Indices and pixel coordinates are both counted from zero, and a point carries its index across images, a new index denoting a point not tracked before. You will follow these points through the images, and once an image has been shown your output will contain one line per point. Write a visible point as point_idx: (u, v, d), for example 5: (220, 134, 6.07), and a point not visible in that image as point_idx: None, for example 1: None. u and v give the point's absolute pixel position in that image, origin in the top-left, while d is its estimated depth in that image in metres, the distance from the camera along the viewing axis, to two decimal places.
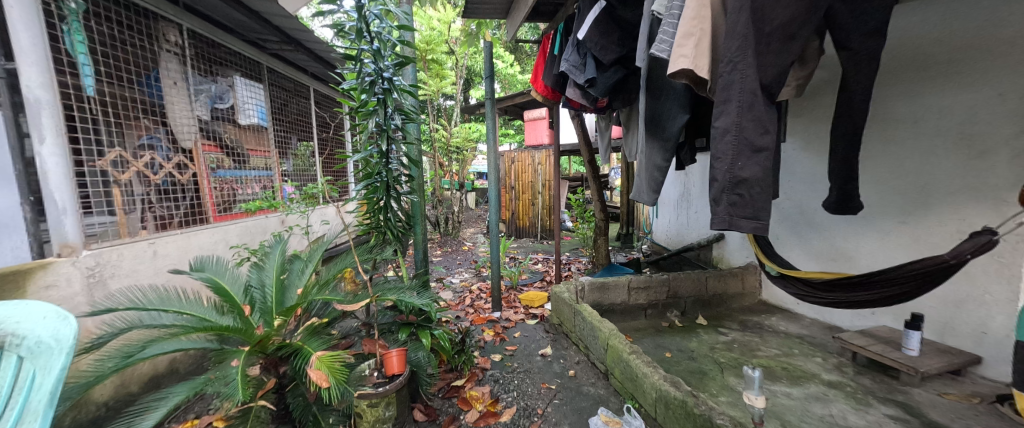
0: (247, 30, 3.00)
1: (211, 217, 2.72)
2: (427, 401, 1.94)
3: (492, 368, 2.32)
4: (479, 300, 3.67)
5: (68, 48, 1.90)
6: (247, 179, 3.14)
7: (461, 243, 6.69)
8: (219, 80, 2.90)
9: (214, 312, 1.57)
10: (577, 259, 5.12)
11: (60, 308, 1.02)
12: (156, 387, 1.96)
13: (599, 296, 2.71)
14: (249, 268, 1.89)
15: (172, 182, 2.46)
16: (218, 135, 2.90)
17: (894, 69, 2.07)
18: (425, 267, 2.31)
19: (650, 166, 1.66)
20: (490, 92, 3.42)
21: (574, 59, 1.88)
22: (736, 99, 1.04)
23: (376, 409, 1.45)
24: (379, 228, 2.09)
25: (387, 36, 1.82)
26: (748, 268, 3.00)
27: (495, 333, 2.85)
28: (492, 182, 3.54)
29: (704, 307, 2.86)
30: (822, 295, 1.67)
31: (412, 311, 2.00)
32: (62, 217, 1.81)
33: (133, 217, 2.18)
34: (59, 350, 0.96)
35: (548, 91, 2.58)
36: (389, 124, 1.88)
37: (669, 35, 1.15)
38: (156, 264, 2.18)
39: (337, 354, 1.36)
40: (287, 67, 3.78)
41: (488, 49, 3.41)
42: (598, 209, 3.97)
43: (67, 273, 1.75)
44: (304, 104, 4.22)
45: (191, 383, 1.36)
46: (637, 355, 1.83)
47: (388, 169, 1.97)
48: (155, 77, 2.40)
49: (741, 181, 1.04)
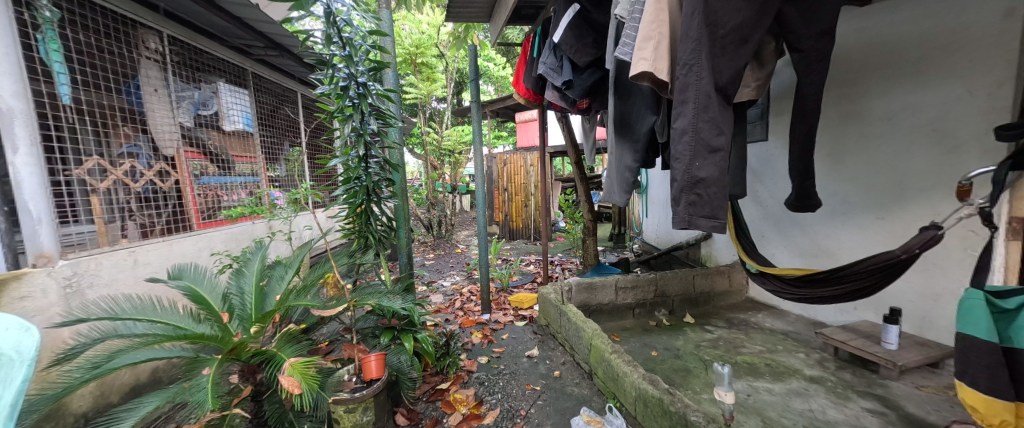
0: (230, 36, 3.01)
1: (194, 224, 2.71)
2: (410, 405, 1.95)
3: (478, 371, 2.33)
4: (469, 303, 3.68)
5: (43, 57, 1.90)
6: (232, 185, 3.13)
7: (454, 246, 6.69)
8: (203, 87, 2.90)
9: (190, 320, 1.56)
10: (569, 260, 5.15)
11: (22, 319, 1.02)
12: (137, 396, 1.94)
13: (587, 296, 2.73)
14: (229, 275, 1.89)
15: (154, 189, 2.45)
16: (202, 142, 2.90)
17: (867, 68, 2.11)
18: (410, 271, 2.33)
19: (622, 166, 1.66)
20: (476, 94, 3.42)
21: (551, 62, 1.91)
22: (692, 100, 1.07)
23: (353, 415, 1.44)
24: (361, 234, 2.09)
25: (360, 41, 1.82)
26: (735, 266, 3.03)
27: (483, 335, 2.86)
28: (480, 185, 3.53)
29: (691, 306, 2.88)
30: (794, 291, 1.70)
31: (395, 315, 2.02)
32: (37, 228, 1.80)
33: (114, 225, 2.16)
34: (20, 362, 0.97)
35: (529, 93, 2.60)
36: (366, 128, 1.89)
37: (631, 38, 1.17)
38: (136, 272, 2.16)
39: (311, 361, 1.35)
40: (273, 72, 3.78)
41: (472, 51, 3.42)
42: (587, 210, 4.00)
43: (43, 283, 1.74)
44: (292, 110, 4.24)
45: (164, 393, 1.36)
46: (619, 355, 1.85)
47: (368, 173, 1.98)
48: (135, 85, 2.40)
49: (699, 180, 1.06)
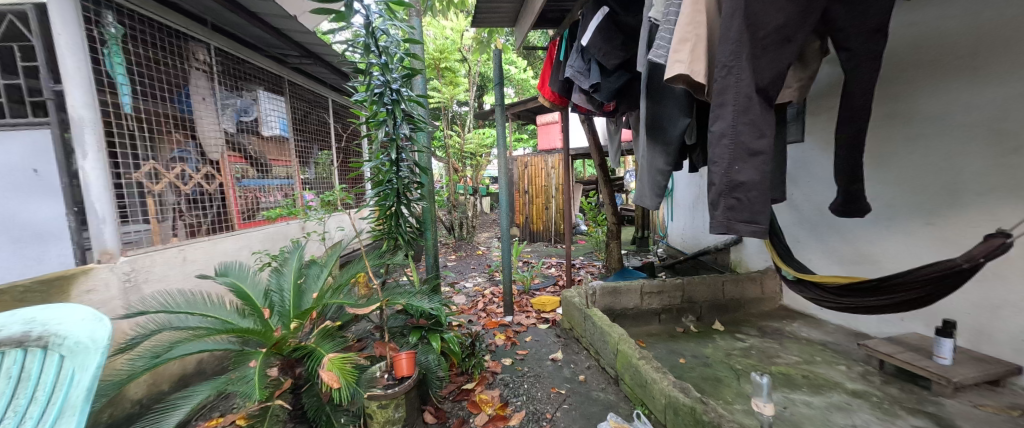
0: (269, 46, 3.18)
1: (236, 224, 2.88)
2: (438, 403, 1.99)
3: (503, 372, 2.35)
4: (491, 304, 3.71)
5: (109, 70, 2.06)
6: (269, 188, 3.31)
7: (475, 248, 6.75)
8: (244, 95, 3.09)
9: (235, 315, 1.66)
10: (590, 263, 5.11)
11: (95, 311, 1.14)
12: (185, 385, 2.07)
13: (611, 301, 2.70)
14: (270, 272, 1.99)
15: (202, 191, 2.62)
16: (243, 147, 3.08)
17: (915, 66, 1.99)
18: (436, 272, 2.39)
19: (653, 169, 1.62)
20: (500, 97, 3.46)
21: (579, 65, 1.92)
22: (731, 102, 1.04)
23: (386, 410, 1.48)
24: (390, 235, 2.16)
25: (395, 49, 1.88)
26: (767, 273, 2.91)
27: (507, 337, 2.88)
28: (503, 187, 3.56)
29: (720, 312, 2.80)
30: (835, 300, 1.63)
31: (423, 315, 2.07)
32: (102, 226, 1.95)
33: (165, 225, 2.32)
34: (95, 348, 1.07)
35: (555, 97, 2.62)
36: (398, 133, 1.95)
37: (666, 41, 1.15)
38: (185, 269, 2.31)
39: (348, 356, 1.40)
40: (307, 80, 3.98)
41: (497, 56, 3.47)
42: (610, 213, 3.96)
43: (105, 278, 1.88)
44: (323, 115, 4.42)
45: (214, 382, 1.45)
46: (647, 361, 1.82)
47: (399, 176, 2.04)
48: (186, 94, 2.58)
49: (738, 184, 1.03)
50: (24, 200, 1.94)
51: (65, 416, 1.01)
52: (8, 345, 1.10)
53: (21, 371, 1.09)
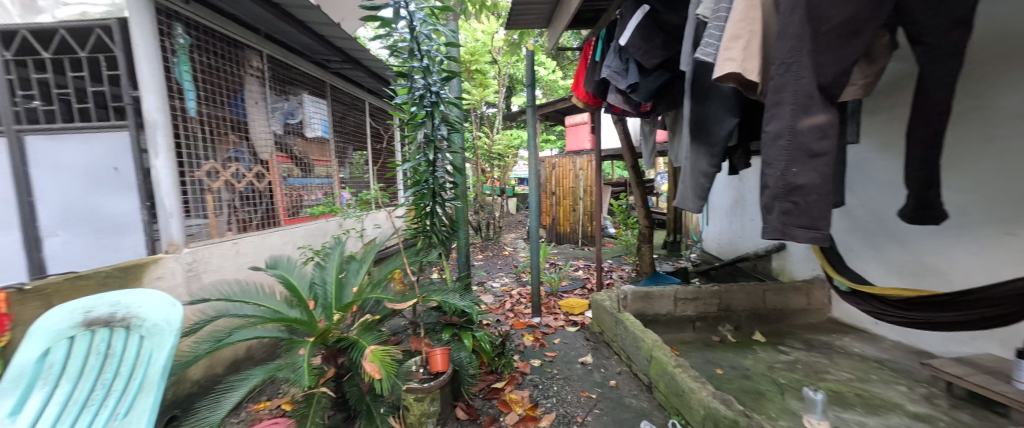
0: (313, 52, 3.36)
1: (281, 220, 3.06)
2: (468, 400, 2.02)
3: (532, 373, 2.35)
4: (519, 305, 3.72)
5: (177, 78, 2.26)
6: (311, 186, 3.50)
7: (501, 248, 6.79)
8: (291, 98, 3.27)
9: (284, 306, 1.76)
10: (619, 266, 5.00)
11: (168, 297, 1.32)
12: (236, 369, 2.22)
13: (643, 306, 2.63)
14: (313, 266, 2.10)
15: (253, 188, 2.81)
16: (290, 148, 3.28)
17: (996, 59, 1.80)
18: (468, 271, 2.43)
19: (695, 172, 1.55)
20: (531, 99, 3.47)
21: (616, 65, 1.90)
22: (789, 101, 1.01)
23: (422, 403, 1.52)
24: (425, 233, 2.22)
25: (435, 53, 1.93)
26: (814, 283, 2.73)
27: (535, 338, 2.87)
28: (533, 188, 3.56)
29: (760, 323, 2.66)
30: (899, 313, 1.52)
31: (456, 312, 2.11)
32: (170, 220, 2.14)
33: (222, 220, 2.50)
34: (170, 331, 1.24)
35: (589, 97, 2.60)
36: (435, 135, 2.00)
37: (715, 38, 1.12)
38: (238, 261, 2.49)
39: (388, 349, 1.45)
40: (346, 84, 4.16)
41: (529, 57, 3.47)
42: (642, 216, 3.86)
43: (172, 267, 2.05)
44: (360, 117, 4.61)
45: (266, 368, 1.56)
46: (684, 369, 1.76)
47: (435, 177, 2.09)
48: (241, 98, 2.78)
49: (796, 187, 0.99)
50: (105, 195, 2.17)
51: (147, 388, 1.19)
52: (102, 323, 1.31)
53: (109, 348, 1.29)
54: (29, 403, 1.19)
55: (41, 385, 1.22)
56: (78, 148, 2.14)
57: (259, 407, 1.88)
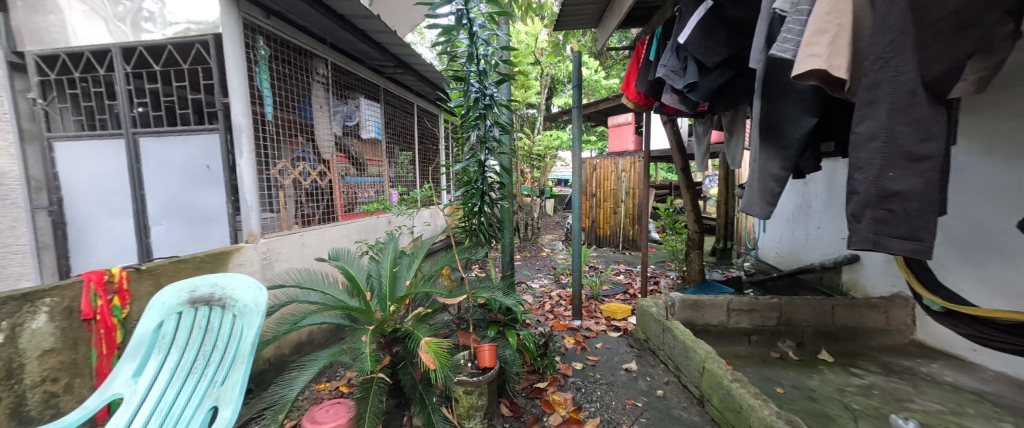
0: (370, 59, 3.57)
1: (339, 216, 3.28)
2: (512, 398, 2.04)
3: (574, 376, 2.33)
4: (558, 307, 3.69)
5: (258, 85, 2.50)
6: (365, 184, 3.72)
7: (539, 249, 6.79)
8: (349, 102, 3.51)
9: (345, 295, 1.89)
10: (664, 273, 4.80)
11: (256, 282, 1.42)
12: (298, 351, 2.43)
13: (693, 315, 2.53)
14: (369, 260, 2.23)
15: (317, 185, 3.05)
16: (347, 149, 3.52)
17: None
18: (511, 270, 2.46)
19: (763, 175, 1.45)
20: (576, 99, 3.44)
21: (673, 63, 1.83)
22: (886, 100, 0.92)
23: (470, 396, 1.57)
24: (472, 231, 2.29)
25: (491, 57, 1.97)
26: (894, 301, 2.43)
27: (576, 341, 2.84)
28: (575, 190, 3.52)
29: (827, 341, 2.43)
30: (1006, 339, 1.35)
31: (501, 310, 2.14)
32: (250, 213, 2.37)
33: (290, 214, 2.74)
34: (258, 311, 1.35)
35: (640, 97, 2.52)
36: (487, 136, 2.04)
37: (794, 34, 1.06)
38: (302, 252, 2.71)
39: (441, 341, 1.52)
40: (398, 88, 4.38)
41: (575, 58, 3.45)
42: (693, 221, 3.68)
43: (249, 256, 2.28)
44: (408, 119, 4.83)
45: (330, 352, 1.69)
46: (742, 384, 1.66)
47: (484, 178, 2.14)
48: (307, 103, 3.02)
49: (892, 194, 0.91)
50: (199, 190, 2.45)
51: (240, 362, 1.30)
52: (203, 302, 1.46)
53: (209, 324, 1.42)
54: (148, 367, 1.36)
55: (157, 353, 1.39)
56: (178, 147, 2.44)
57: (320, 387, 2.05)
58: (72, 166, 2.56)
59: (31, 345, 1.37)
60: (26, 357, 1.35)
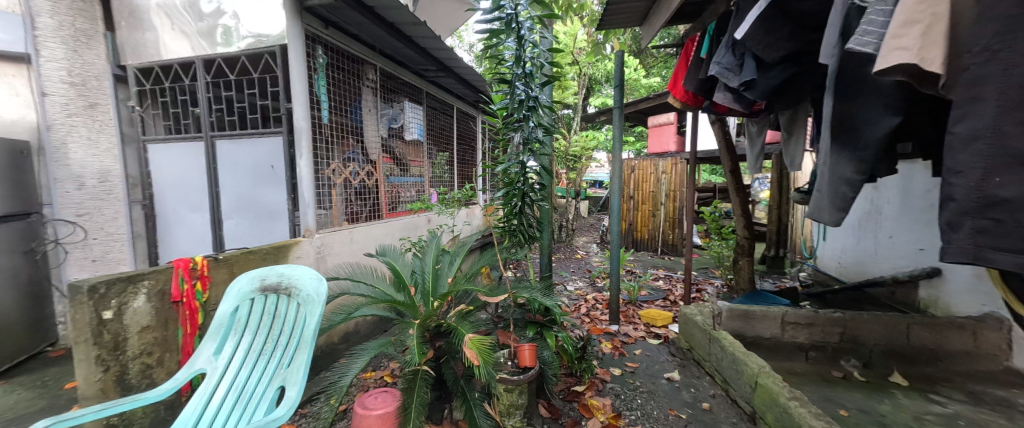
0: (414, 63, 3.71)
1: (383, 214, 3.44)
2: (550, 399, 2.04)
3: (612, 382, 2.28)
4: (594, 310, 3.63)
5: (316, 91, 2.69)
6: (407, 184, 3.88)
7: (573, 251, 6.69)
8: (394, 105, 3.67)
9: (392, 290, 1.98)
10: (708, 280, 4.57)
11: (317, 273, 1.54)
12: (345, 341, 2.58)
13: (742, 326, 2.39)
14: (413, 257, 2.32)
15: (365, 184, 3.22)
16: (392, 150, 3.68)
17: None
18: (549, 272, 2.45)
19: (834, 178, 1.35)
20: (618, 100, 3.36)
21: (728, 61, 1.73)
22: (993, 96, 0.83)
23: (511, 394, 1.59)
24: (511, 232, 2.31)
25: (538, 60, 1.99)
26: (984, 321, 2.06)
27: (614, 347, 2.78)
28: (615, 192, 3.44)
29: (901, 362, 2.19)
30: None
31: (539, 311, 2.15)
32: (307, 209, 2.55)
33: (341, 211, 2.92)
34: (319, 300, 1.45)
35: (688, 97, 2.42)
36: (530, 138, 2.06)
37: (878, 26, 0.97)
38: (350, 247, 2.88)
39: (484, 339, 1.55)
40: (439, 91, 4.51)
41: (618, 57, 3.37)
42: (742, 226, 3.47)
43: (306, 249, 2.46)
44: (448, 121, 4.96)
45: (379, 343, 1.78)
46: (800, 402, 1.54)
47: (524, 179, 2.15)
48: (358, 106, 3.20)
49: (997, 201, 0.81)
50: (264, 187, 2.68)
51: (303, 347, 1.41)
52: (272, 290, 1.59)
53: (276, 310, 1.55)
54: (226, 348, 1.51)
55: (233, 335, 1.54)
56: (248, 149, 2.67)
57: (367, 376, 2.17)
58: (161, 165, 2.90)
59: (133, 322, 1.56)
60: (129, 333, 1.55)
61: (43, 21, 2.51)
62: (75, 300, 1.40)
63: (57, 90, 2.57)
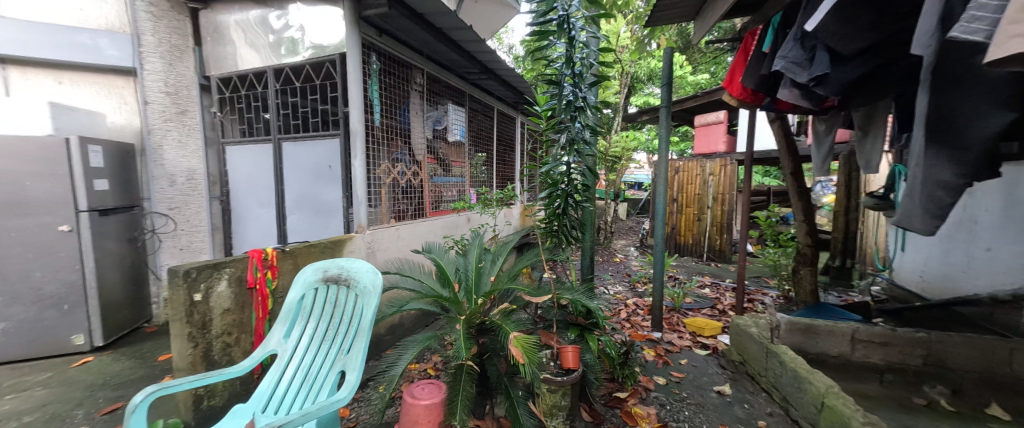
0: (458, 67, 3.82)
1: (427, 212, 3.57)
2: (591, 403, 2.01)
3: (657, 391, 2.20)
4: (635, 316, 3.51)
5: (369, 95, 2.85)
6: (449, 184, 3.99)
7: (612, 254, 6.51)
8: (439, 108, 3.79)
9: (438, 286, 2.05)
10: (761, 290, 4.26)
11: (372, 266, 1.63)
12: (391, 333, 2.70)
13: (804, 341, 2.20)
14: (457, 254, 2.38)
15: (410, 183, 3.37)
16: (436, 150, 3.81)
17: None
18: (591, 274, 2.41)
19: (926, 182, 1.21)
20: (665, 98, 3.23)
21: (797, 54, 1.58)
22: None
23: (554, 395, 1.59)
24: (553, 233, 2.30)
25: (588, 60, 1.98)
26: None
27: (657, 355, 2.67)
28: (660, 194, 3.30)
29: (1000, 393, 1.89)
30: None
31: (581, 313, 2.12)
32: (359, 207, 2.71)
33: (389, 209, 3.07)
34: (374, 292, 1.54)
35: (745, 93, 2.28)
36: (577, 139, 2.04)
37: (990, 11, 0.87)
38: (396, 244, 3.01)
39: (529, 338, 1.56)
40: (480, 93, 4.60)
41: (666, 54, 3.24)
42: (804, 233, 3.20)
43: (359, 244, 2.61)
44: (489, 122, 5.04)
45: (427, 336, 1.85)
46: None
47: (568, 180, 2.14)
48: (406, 109, 3.35)
49: None
50: (323, 186, 2.88)
51: (359, 335, 1.50)
52: (333, 281, 1.70)
53: (337, 300, 1.66)
54: (293, 332, 1.65)
55: (300, 321, 1.67)
56: (310, 150, 2.89)
57: (411, 367, 2.26)
58: (235, 165, 3.21)
59: (216, 305, 1.74)
60: (213, 314, 1.73)
61: (147, 39, 2.91)
62: (173, 282, 1.59)
63: (157, 99, 2.97)
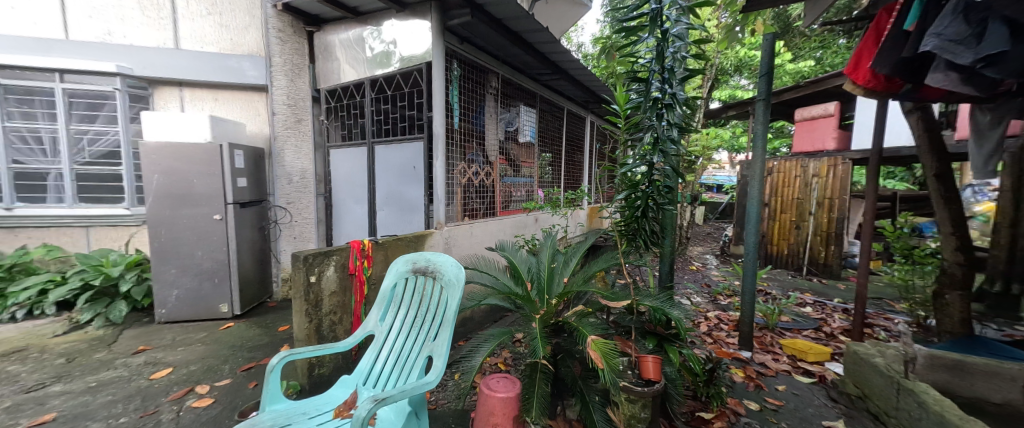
0: (531, 69, 3.86)
1: (498, 211, 3.68)
2: (670, 420, 1.87)
3: (748, 416, 1.97)
4: (718, 331, 3.18)
5: (450, 99, 3.03)
6: (519, 184, 4.06)
7: (688, 262, 6.00)
8: (511, 110, 3.88)
9: (511, 284, 2.10)
10: (883, 314, 3.56)
11: (456, 261, 1.72)
12: (462, 325, 2.84)
13: (953, 380, 1.79)
14: (529, 254, 2.40)
15: (484, 183, 3.51)
16: (507, 152, 3.90)
17: None
18: (669, 282, 2.25)
19: None
20: (764, 90, 2.88)
21: (955, 29, 1.31)
22: None
23: (633, 406, 1.51)
24: (629, 236, 2.20)
25: (680, 54, 1.85)
26: None
27: (747, 376, 2.39)
28: (754, 197, 2.95)
29: None
30: None
31: (659, 322, 1.99)
32: (439, 205, 2.90)
33: (464, 207, 3.23)
34: (458, 285, 1.63)
35: (874, 80, 1.93)
36: (661, 138, 1.92)
37: None
38: (470, 241, 3.15)
39: (608, 342, 1.51)
40: (552, 93, 4.59)
41: (766, 41, 2.89)
42: (950, 248, 2.60)
43: (438, 240, 2.79)
44: (559, 123, 5.01)
45: (502, 331, 1.90)
46: None
47: (650, 181, 2.02)
48: (481, 112, 3.49)
49: None
50: (408, 185, 3.12)
51: (445, 324, 1.60)
52: (420, 272, 1.84)
53: (424, 291, 1.79)
54: (387, 317, 1.82)
55: (393, 307, 1.83)
56: (398, 152, 3.16)
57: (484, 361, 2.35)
58: (337, 166, 3.66)
59: (326, 288, 2.00)
60: (323, 296, 1.99)
61: (276, 60, 3.43)
62: (296, 266, 1.87)
63: (282, 110, 3.51)
